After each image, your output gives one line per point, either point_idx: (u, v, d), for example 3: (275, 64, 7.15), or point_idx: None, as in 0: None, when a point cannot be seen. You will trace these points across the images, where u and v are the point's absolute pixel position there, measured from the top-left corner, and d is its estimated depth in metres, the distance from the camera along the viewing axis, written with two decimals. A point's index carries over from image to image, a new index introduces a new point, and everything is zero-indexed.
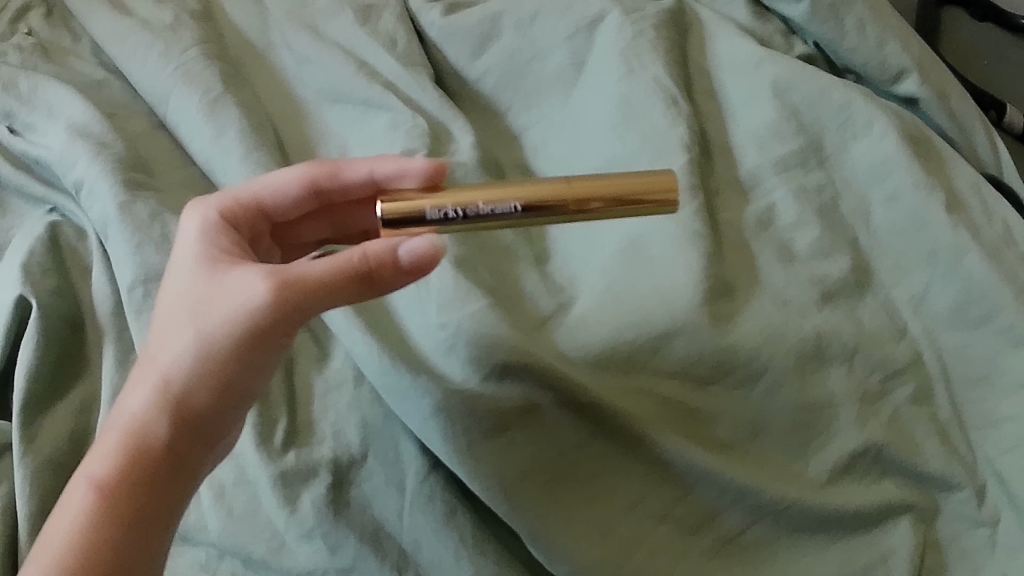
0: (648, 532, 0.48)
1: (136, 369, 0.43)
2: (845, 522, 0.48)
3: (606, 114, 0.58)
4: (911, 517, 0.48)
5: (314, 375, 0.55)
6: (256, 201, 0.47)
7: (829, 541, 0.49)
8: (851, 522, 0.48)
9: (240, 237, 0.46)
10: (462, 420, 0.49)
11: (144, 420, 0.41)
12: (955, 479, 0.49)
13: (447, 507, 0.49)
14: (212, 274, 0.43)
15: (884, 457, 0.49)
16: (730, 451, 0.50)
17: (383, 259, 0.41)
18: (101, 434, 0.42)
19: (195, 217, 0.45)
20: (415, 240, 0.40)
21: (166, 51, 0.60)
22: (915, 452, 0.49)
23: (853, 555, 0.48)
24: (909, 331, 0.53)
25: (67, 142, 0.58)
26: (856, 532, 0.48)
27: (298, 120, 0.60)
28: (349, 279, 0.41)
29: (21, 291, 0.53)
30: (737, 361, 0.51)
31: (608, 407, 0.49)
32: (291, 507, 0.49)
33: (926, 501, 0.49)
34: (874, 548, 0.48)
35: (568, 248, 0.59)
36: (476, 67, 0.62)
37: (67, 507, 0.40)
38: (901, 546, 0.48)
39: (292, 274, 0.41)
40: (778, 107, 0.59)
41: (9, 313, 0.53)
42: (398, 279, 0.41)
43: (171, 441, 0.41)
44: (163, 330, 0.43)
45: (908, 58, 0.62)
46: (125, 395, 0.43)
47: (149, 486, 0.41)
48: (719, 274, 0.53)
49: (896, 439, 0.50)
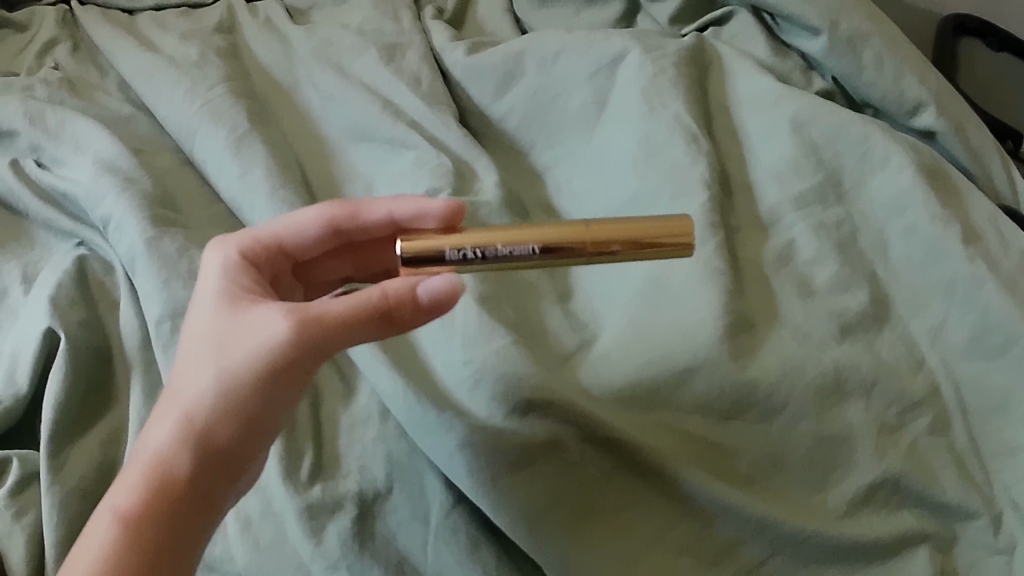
0: (671, 564, 0.49)
1: (157, 406, 0.43)
2: (866, 552, 0.49)
3: (630, 154, 0.58)
4: (929, 546, 0.49)
5: (340, 412, 0.55)
6: (277, 240, 0.48)
7: (851, 571, 0.49)
8: (871, 553, 0.49)
9: (262, 278, 0.47)
10: (488, 453, 0.50)
11: (166, 451, 0.41)
12: (972, 508, 0.49)
13: (471, 542, 0.50)
14: (233, 311, 0.44)
15: (903, 487, 0.50)
16: (752, 483, 0.50)
17: (402, 297, 0.42)
18: (123, 471, 0.42)
19: (217, 257, 0.46)
20: (434, 280, 0.42)
21: (192, 89, 0.61)
22: (932, 482, 0.50)
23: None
24: (927, 363, 0.54)
25: (94, 177, 0.58)
26: (876, 561, 0.49)
27: (323, 157, 0.60)
28: (368, 317, 0.42)
29: (49, 323, 0.54)
30: (758, 394, 0.51)
31: (631, 441, 0.50)
32: (317, 538, 0.49)
33: (943, 530, 0.49)
34: None
35: (592, 286, 0.59)
36: (500, 105, 0.63)
37: (89, 540, 0.39)
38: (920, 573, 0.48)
39: (313, 313, 0.42)
40: (797, 142, 0.60)
41: (39, 345, 0.54)
42: (417, 317, 0.42)
43: (194, 472, 0.41)
44: (185, 366, 0.43)
45: (926, 91, 0.63)
46: (146, 433, 0.42)
47: (171, 518, 0.40)
48: (741, 309, 0.54)
49: (914, 470, 0.50)
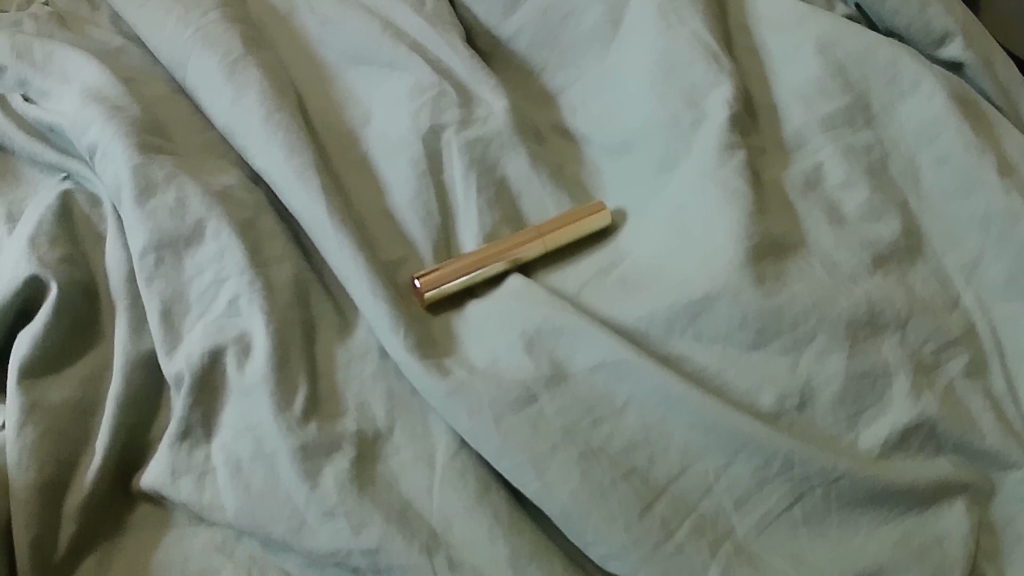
0: (687, 509, 0.44)
1: None
2: (900, 500, 0.44)
3: (647, 73, 0.55)
4: (965, 498, 0.45)
5: (337, 346, 0.51)
6: None
7: (883, 519, 0.44)
8: (906, 500, 0.44)
9: None
10: (490, 393, 0.47)
11: None
12: (1012, 458, 0.45)
13: (480, 485, 0.45)
14: None
15: (939, 433, 0.45)
16: (776, 422, 0.46)
17: None
18: None
19: None
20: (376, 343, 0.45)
21: (185, 13, 0.58)
22: (971, 429, 0.46)
23: (908, 534, 0.44)
24: (962, 301, 0.50)
25: (80, 107, 0.56)
26: (911, 511, 0.44)
27: (324, 84, 0.58)
28: None
29: (31, 267, 0.51)
30: (784, 325, 0.47)
31: (640, 376, 0.46)
32: (312, 482, 0.45)
33: (980, 479, 0.45)
34: (927, 530, 0.44)
35: (610, 194, 0.55)
36: (509, 26, 0.60)
37: None
38: (956, 527, 0.44)
39: None
40: (823, 63, 0.56)
41: (19, 288, 0.50)
42: None
43: None
44: None
45: (952, 21, 0.59)
46: None
47: None
48: (768, 232, 0.50)
49: (950, 414, 0.46)
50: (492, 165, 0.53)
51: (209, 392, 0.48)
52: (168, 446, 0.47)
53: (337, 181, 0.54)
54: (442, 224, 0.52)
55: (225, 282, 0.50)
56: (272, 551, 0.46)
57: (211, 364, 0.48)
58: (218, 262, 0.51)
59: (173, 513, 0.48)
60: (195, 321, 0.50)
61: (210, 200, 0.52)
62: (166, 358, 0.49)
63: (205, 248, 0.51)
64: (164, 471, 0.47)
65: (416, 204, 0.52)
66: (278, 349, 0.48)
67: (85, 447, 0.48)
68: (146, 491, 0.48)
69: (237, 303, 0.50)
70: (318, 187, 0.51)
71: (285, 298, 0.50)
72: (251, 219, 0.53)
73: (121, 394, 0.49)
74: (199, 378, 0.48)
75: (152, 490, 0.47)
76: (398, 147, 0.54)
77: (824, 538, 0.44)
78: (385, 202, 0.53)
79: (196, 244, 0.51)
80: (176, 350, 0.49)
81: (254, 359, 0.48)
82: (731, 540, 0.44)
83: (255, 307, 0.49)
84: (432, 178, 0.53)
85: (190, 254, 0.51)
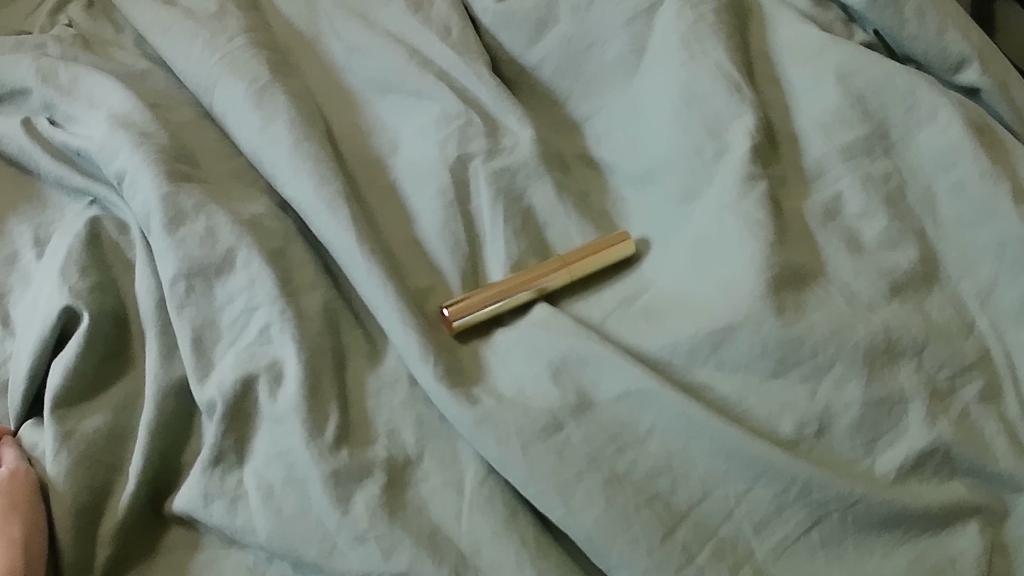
0: (708, 532, 0.45)
1: None
2: (915, 523, 0.44)
3: (668, 102, 0.57)
4: (979, 520, 0.45)
5: (367, 373, 0.52)
6: None
7: (898, 541, 0.45)
8: (920, 524, 0.45)
9: None
10: (517, 421, 0.47)
11: None
12: None
13: (508, 510, 0.46)
14: None
15: (954, 458, 0.46)
16: (796, 448, 0.46)
17: None
18: None
19: None
20: None
21: (211, 40, 0.60)
22: (984, 451, 0.46)
23: (923, 557, 0.44)
24: (977, 326, 0.50)
25: (108, 132, 0.57)
26: (924, 534, 0.45)
27: (350, 110, 0.61)
28: None
29: (68, 300, 0.52)
30: (803, 353, 0.48)
31: (662, 405, 0.47)
32: (343, 508, 0.46)
33: (994, 502, 0.45)
34: (941, 552, 0.44)
35: (634, 221, 0.56)
36: (533, 53, 0.62)
37: None
38: (968, 549, 0.44)
39: None
40: (842, 93, 0.57)
41: (54, 322, 0.52)
42: None
43: None
44: None
45: (970, 46, 0.59)
46: None
47: None
48: (790, 262, 0.51)
49: (965, 438, 0.46)
50: (519, 194, 0.55)
51: (241, 418, 0.50)
52: (200, 470, 0.48)
53: (367, 210, 0.55)
54: (470, 251, 0.54)
55: (256, 310, 0.51)
56: (302, 572, 0.47)
57: (242, 390, 0.50)
58: (248, 289, 0.52)
59: (204, 536, 0.49)
60: (226, 349, 0.51)
61: (240, 228, 0.53)
62: (198, 386, 0.50)
63: (236, 277, 0.52)
64: (197, 495, 0.48)
65: (443, 233, 0.54)
66: (309, 378, 0.49)
67: (118, 473, 0.50)
68: (178, 514, 0.49)
69: (268, 331, 0.51)
70: (347, 218, 0.52)
71: (316, 326, 0.51)
72: (281, 247, 0.54)
73: (153, 421, 0.50)
74: (231, 407, 0.49)
75: (184, 514, 0.48)
76: (425, 174, 0.56)
77: (841, 562, 0.44)
78: (413, 230, 0.55)
79: (227, 272, 0.52)
80: (207, 377, 0.50)
81: (286, 386, 0.49)
82: (751, 564, 0.44)
83: (287, 335, 0.50)
84: (459, 208, 0.54)
85: (221, 282, 0.52)
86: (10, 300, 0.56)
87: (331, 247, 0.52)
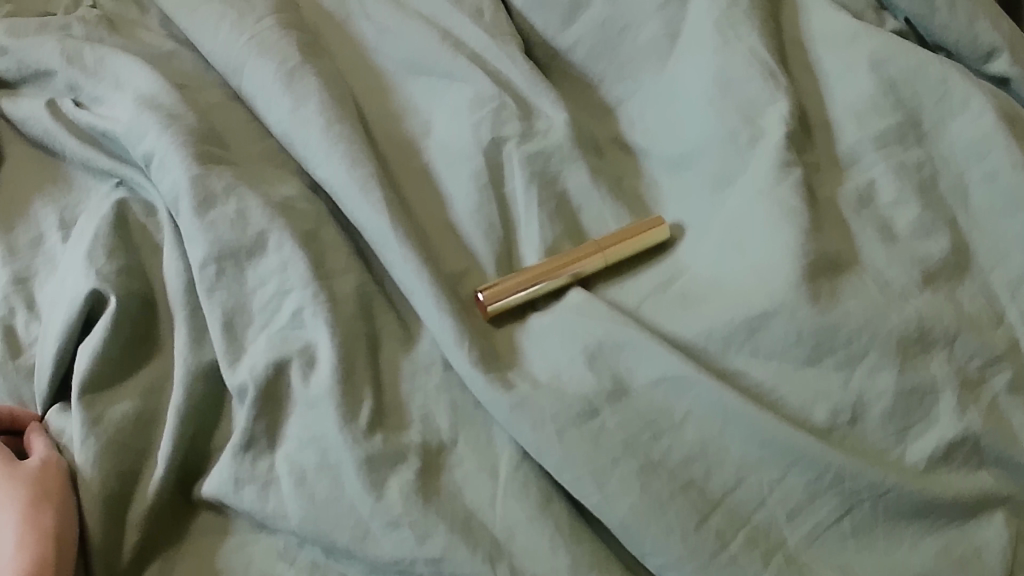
0: (741, 520, 0.44)
1: None
2: (945, 512, 0.44)
3: (703, 88, 0.57)
4: (1006, 511, 0.44)
5: (400, 358, 0.51)
6: None
7: (927, 531, 0.44)
8: (950, 513, 0.44)
9: None
10: (553, 406, 0.47)
11: None
12: None
13: (543, 496, 0.46)
14: None
15: (983, 447, 0.45)
16: (829, 436, 0.46)
17: None
18: None
19: None
20: None
21: (240, 20, 0.59)
22: (1013, 443, 0.45)
23: (950, 547, 0.44)
24: (1006, 317, 0.50)
25: (135, 114, 0.56)
26: (953, 523, 0.44)
27: (383, 93, 0.61)
28: None
29: (96, 284, 0.51)
30: (838, 341, 0.47)
31: (698, 391, 0.46)
32: (377, 493, 0.45)
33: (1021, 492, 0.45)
34: (968, 542, 0.44)
35: (670, 207, 0.56)
36: (566, 36, 0.62)
37: None
38: (996, 539, 0.43)
39: None
40: (876, 80, 0.57)
41: (80, 305, 0.51)
42: None
43: None
44: None
45: (1001, 36, 0.59)
46: None
47: None
48: (825, 249, 0.50)
49: (995, 428, 0.45)
50: (553, 178, 0.55)
51: (273, 401, 0.49)
52: (231, 455, 0.48)
53: (399, 194, 0.55)
54: (503, 237, 0.54)
55: (289, 293, 0.51)
56: (333, 558, 0.46)
57: (275, 374, 0.49)
58: (281, 273, 0.51)
59: (234, 521, 0.48)
60: (258, 332, 0.51)
61: (271, 211, 0.53)
62: (229, 369, 0.50)
63: (267, 260, 0.52)
64: (228, 479, 0.48)
65: (478, 219, 0.54)
66: (343, 362, 0.49)
67: (147, 457, 0.49)
68: (208, 498, 0.48)
69: (300, 314, 0.50)
70: (380, 201, 0.52)
71: (348, 311, 0.51)
72: (313, 231, 0.53)
73: (182, 405, 0.49)
74: (263, 390, 0.49)
75: (214, 498, 0.48)
76: (459, 159, 0.56)
77: (872, 551, 0.44)
78: (447, 215, 0.55)
79: (259, 255, 0.52)
80: (239, 361, 0.50)
81: (319, 370, 0.49)
82: (783, 552, 0.44)
83: (320, 320, 0.50)
84: (493, 192, 0.54)
85: (252, 265, 0.52)
86: (36, 283, 0.56)
87: (364, 231, 0.52)
